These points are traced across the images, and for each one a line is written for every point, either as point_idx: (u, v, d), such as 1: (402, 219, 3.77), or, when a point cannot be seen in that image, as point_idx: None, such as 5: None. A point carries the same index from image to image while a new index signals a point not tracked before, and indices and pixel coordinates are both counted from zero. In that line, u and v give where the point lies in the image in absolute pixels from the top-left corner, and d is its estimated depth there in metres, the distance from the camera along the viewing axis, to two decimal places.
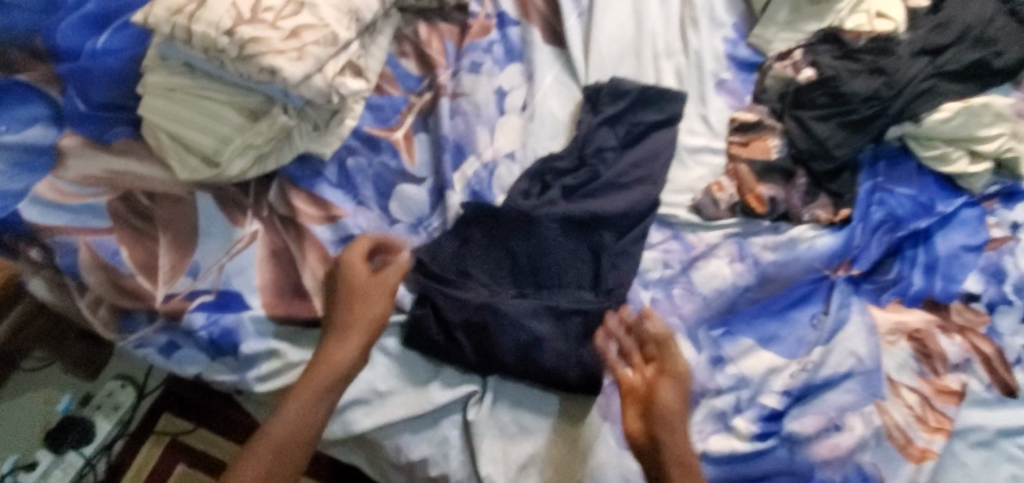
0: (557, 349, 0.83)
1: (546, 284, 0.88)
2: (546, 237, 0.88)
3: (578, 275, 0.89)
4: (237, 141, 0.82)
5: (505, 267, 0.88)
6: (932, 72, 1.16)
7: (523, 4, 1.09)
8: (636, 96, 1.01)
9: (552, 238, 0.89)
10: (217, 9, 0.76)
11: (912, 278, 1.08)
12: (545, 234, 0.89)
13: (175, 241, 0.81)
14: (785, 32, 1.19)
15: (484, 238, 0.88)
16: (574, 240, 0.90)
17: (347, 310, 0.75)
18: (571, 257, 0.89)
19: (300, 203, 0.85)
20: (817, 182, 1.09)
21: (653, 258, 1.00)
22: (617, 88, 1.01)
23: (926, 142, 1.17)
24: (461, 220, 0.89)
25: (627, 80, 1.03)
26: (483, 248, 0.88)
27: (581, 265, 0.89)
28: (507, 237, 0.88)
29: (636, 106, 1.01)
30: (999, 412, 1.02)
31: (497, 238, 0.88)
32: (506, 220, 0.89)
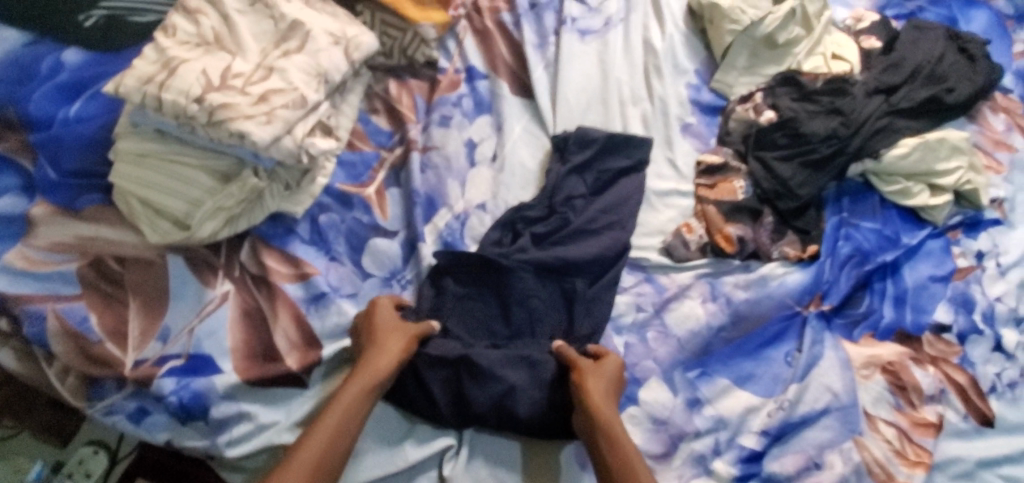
0: (533, 398, 0.83)
1: (521, 333, 0.89)
2: (520, 288, 0.89)
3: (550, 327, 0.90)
4: (207, 204, 0.82)
5: (479, 320, 0.89)
6: (888, 110, 1.21)
7: (490, 57, 1.11)
8: (603, 144, 1.03)
9: (523, 289, 0.89)
10: (187, 78, 0.78)
11: (882, 311, 1.10)
12: (517, 286, 0.89)
13: (145, 306, 0.81)
14: (745, 76, 1.23)
15: (460, 290, 0.89)
16: (548, 291, 0.91)
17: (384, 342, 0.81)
18: (543, 308, 0.90)
19: (272, 262, 0.86)
20: (783, 220, 1.12)
21: (624, 303, 1.00)
22: (585, 137, 1.04)
23: (886, 178, 1.20)
24: (439, 273, 0.90)
25: (593, 129, 1.05)
26: (457, 301, 0.89)
27: (553, 317, 0.91)
28: (482, 289, 0.90)
29: (603, 153, 1.04)
30: (976, 442, 1.03)
31: (470, 291, 0.90)
32: (480, 273, 0.90)
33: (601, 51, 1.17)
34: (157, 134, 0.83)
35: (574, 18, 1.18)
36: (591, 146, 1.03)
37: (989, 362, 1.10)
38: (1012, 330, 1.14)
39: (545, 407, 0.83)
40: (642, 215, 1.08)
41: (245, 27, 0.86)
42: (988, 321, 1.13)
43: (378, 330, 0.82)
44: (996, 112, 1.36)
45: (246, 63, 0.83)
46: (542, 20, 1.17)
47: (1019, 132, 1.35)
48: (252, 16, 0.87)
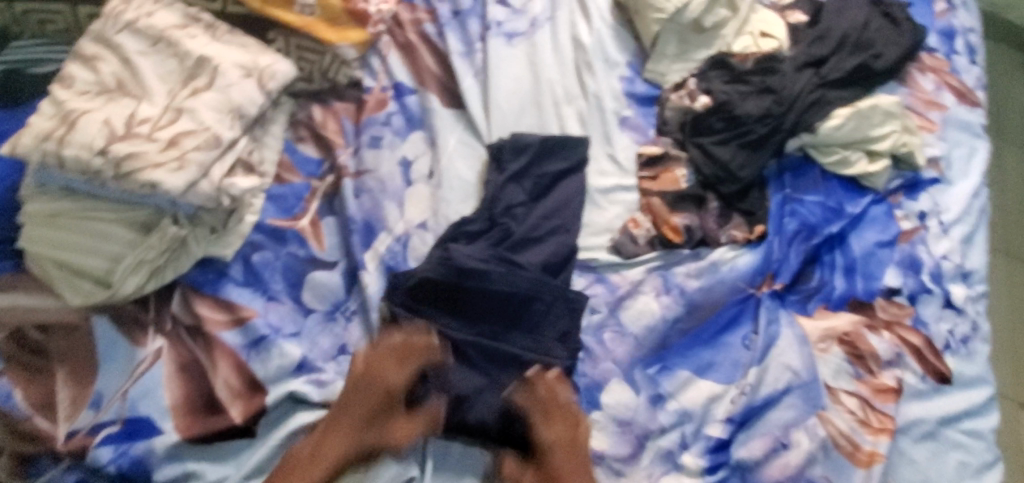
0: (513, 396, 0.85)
1: (518, 325, 0.89)
2: (499, 286, 0.89)
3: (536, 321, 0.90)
4: (127, 259, 0.79)
5: (463, 319, 0.88)
6: (819, 82, 1.22)
7: (417, 70, 1.09)
8: (537, 149, 1.02)
9: (498, 287, 0.89)
10: (88, 131, 0.74)
11: (833, 282, 1.11)
12: (495, 282, 0.89)
13: (73, 372, 0.77)
14: (677, 63, 1.22)
15: (438, 292, 0.88)
16: (528, 283, 0.90)
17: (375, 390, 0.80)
18: (520, 302, 0.90)
19: (206, 310, 0.83)
20: (728, 204, 1.13)
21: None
22: (520, 143, 1.02)
23: (824, 149, 1.21)
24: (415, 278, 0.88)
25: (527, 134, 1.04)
26: (440, 302, 0.88)
27: (537, 308, 0.90)
28: (462, 290, 0.88)
29: (539, 158, 1.02)
30: (935, 400, 1.05)
31: (450, 291, 0.88)
32: (457, 273, 0.88)
33: (530, 53, 1.16)
34: (66, 192, 0.80)
35: (499, 22, 1.16)
36: (527, 151, 1.02)
37: (941, 320, 1.13)
38: (959, 285, 1.17)
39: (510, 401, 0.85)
40: (587, 215, 1.07)
41: (150, 69, 0.83)
42: (936, 279, 1.15)
43: (371, 380, 0.80)
44: (925, 73, 1.38)
45: (153, 108, 0.80)
46: (466, 27, 1.14)
47: (947, 89, 1.38)
48: (156, 57, 0.84)
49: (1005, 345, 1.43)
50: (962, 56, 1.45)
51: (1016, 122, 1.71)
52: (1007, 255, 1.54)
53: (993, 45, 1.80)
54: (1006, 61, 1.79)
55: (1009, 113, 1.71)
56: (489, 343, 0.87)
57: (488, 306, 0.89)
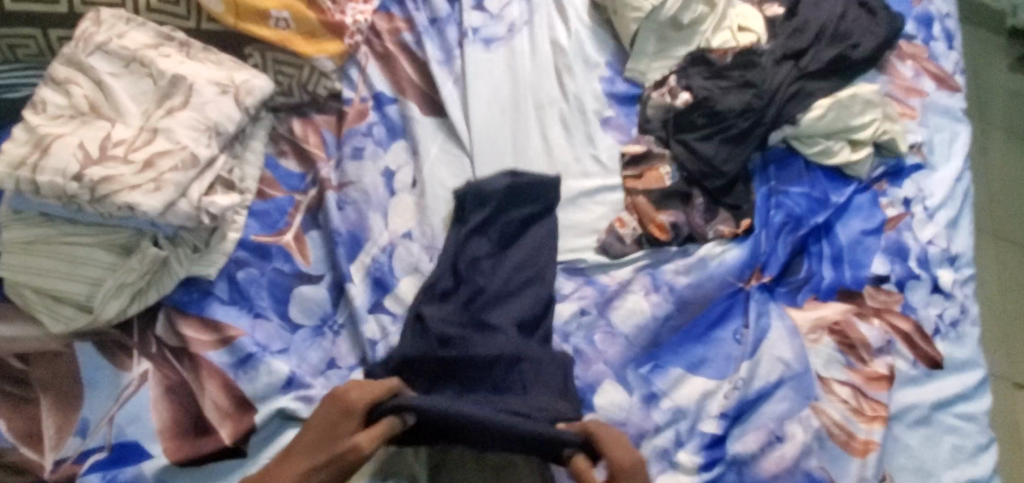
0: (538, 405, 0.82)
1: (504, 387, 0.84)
2: (478, 355, 0.84)
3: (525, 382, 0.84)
4: (108, 282, 0.78)
5: (451, 382, 0.84)
6: (798, 74, 1.22)
7: (396, 79, 1.08)
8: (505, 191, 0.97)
9: (473, 354, 0.84)
10: (62, 155, 0.74)
11: (822, 273, 1.11)
12: (471, 354, 0.84)
13: (58, 400, 0.76)
14: (657, 61, 1.22)
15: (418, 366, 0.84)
16: (505, 352, 0.85)
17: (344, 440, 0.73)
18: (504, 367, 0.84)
19: (191, 331, 0.82)
20: (714, 199, 1.12)
21: (565, 310, 0.99)
22: (483, 191, 0.97)
23: (807, 140, 1.21)
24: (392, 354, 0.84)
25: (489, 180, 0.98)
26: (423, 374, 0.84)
27: (521, 371, 0.85)
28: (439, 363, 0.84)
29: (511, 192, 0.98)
30: (927, 386, 1.06)
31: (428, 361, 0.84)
32: (430, 348, 0.84)
33: (509, 58, 1.16)
34: (43, 218, 0.79)
35: (476, 28, 1.16)
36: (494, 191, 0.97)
37: (929, 304, 1.13)
38: (946, 269, 1.17)
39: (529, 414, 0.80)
40: (573, 216, 1.07)
41: (123, 90, 0.82)
42: (923, 265, 1.16)
43: (331, 401, 0.75)
44: (903, 60, 1.39)
45: (129, 129, 0.79)
46: (444, 34, 1.14)
47: (926, 75, 1.39)
48: (131, 79, 0.83)
49: (996, 325, 1.44)
50: (939, 42, 1.46)
51: (996, 102, 1.72)
52: (994, 236, 1.55)
53: (968, 28, 1.82)
54: (983, 43, 1.81)
55: (988, 94, 1.73)
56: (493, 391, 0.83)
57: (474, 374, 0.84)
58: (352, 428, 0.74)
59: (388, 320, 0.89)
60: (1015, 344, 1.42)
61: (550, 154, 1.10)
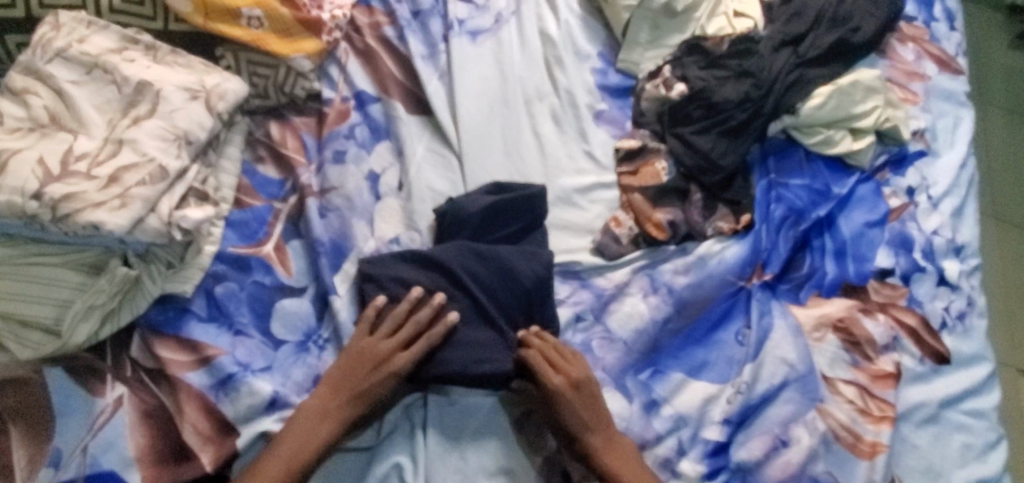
0: (512, 270, 0.87)
1: (500, 268, 0.87)
2: (477, 274, 0.86)
3: (507, 278, 0.86)
4: (77, 304, 0.75)
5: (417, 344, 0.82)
6: (797, 61, 1.17)
7: (379, 77, 1.03)
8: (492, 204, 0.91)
9: (456, 252, 0.86)
10: (19, 172, 0.69)
11: (825, 268, 1.08)
12: (464, 272, 0.86)
13: (28, 429, 0.72)
14: (650, 50, 1.17)
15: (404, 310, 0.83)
16: (498, 250, 0.87)
17: (364, 365, 0.79)
18: (488, 265, 0.87)
19: (167, 352, 0.78)
20: (712, 195, 1.08)
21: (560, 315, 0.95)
22: (459, 215, 0.91)
23: (808, 129, 1.17)
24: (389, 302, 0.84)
25: (471, 197, 0.92)
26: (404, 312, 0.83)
27: (503, 284, 0.86)
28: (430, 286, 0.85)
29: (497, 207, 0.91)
30: (934, 383, 1.03)
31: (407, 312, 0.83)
32: (421, 255, 0.86)
33: (496, 51, 1.11)
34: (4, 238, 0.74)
35: (461, 20, 1.11)
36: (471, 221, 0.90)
37: (935, 297, 1.10)
38: (952, 260, 1.14)
39: (517, 270, 0.87)
40: (567, 216, 1.02)
41: (85, 98, 0.78)
42: (928, 257, 1.12)
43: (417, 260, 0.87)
44: (905, 42, 1.34)
45: (92, 141, 0.75)
46: (428, 28, 1.09)
47: (928, 58, 1.34)
48: (93, 86, 0.79)
49: (1002, 312, 1.41)
50: (941, 23, 1.41)
51: (996, 83, 1.68)
52: (998, 221, 1.51)
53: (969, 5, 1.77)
54: (984, 21, 1.76)
55: (989, 73, 1.68)
56: (478, 251, 0.87)
57: (467, 283, 0.86)
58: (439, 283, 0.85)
59: None
60: (1021, 332, 1.39)
61: (542, 152, 1.05)
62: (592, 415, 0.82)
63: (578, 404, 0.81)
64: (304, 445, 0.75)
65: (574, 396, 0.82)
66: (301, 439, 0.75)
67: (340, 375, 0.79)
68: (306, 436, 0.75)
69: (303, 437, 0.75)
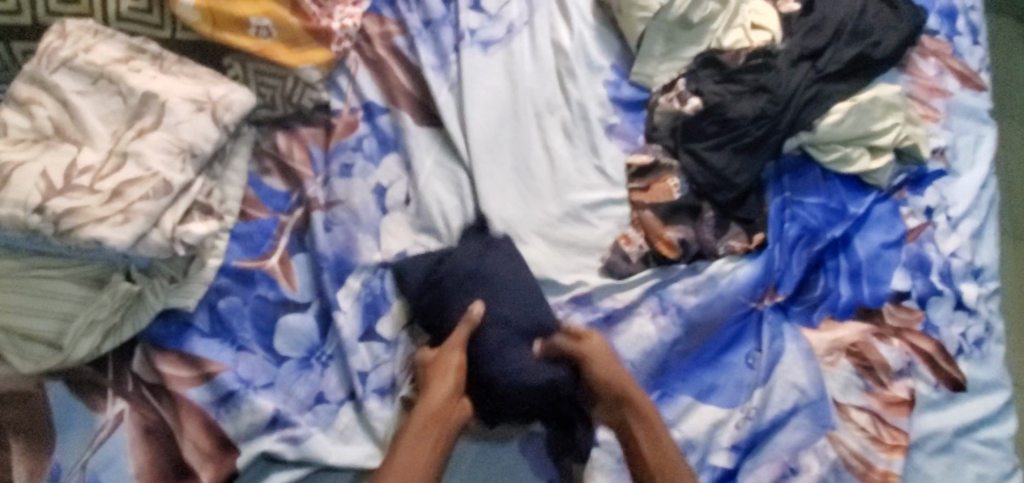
0: (500, 341, 0.85)
1: (489, 335, 0.85)
2: (499, 278, 0.88)
3: (489, 350, 0.85)
4: (80, 319, 0.74)
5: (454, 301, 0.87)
6: (816, 77, 1.15)
7: (388, 87, 1.02)
8: (494, 286, 0.87)
9: (471, 251, 0.90)
10: (22, 186, 0.69)
11: (839, 290, 1.05)
12: (493, 268, 0.88)
13: (29, 446, 0.71)
14: (665, 63, 1.15)
15: (445, 265, 0.88)
16: (514, 258, 0.90)
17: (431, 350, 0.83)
18: (517, 276, 0.88)
19: (169, 368, 0.77)
20: (725, 213, 1.06)
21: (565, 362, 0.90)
22: (457, 279, 0.87)
23: (824, 146, 1.14)
24: (439, 281, 0.87)
25: (466, 273, 0.88)
26: (435, 293, 0.87)
27: (533, 306, 0.87)
28: (450, 266, 0.88)
29: (501, 288, 0.87)
30: (949, 410, 1.01)
31: (442, 268, 0.88)
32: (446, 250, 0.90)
33: (508, 62, 1.09)
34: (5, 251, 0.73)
35: (473, 30, 1.09)
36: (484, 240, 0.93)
37: (952, 322, 1.07)
38: (970, 284, 1.11)
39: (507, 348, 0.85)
40: (577, 233, 1.00)
41: (90, 110, 0.77)
42: (946, 280, 1.10)
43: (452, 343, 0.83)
44: (926, 57, 1.31)
45: (97, 154, 0.74)
46: (439, 38, 1.08)
47: (949, 74, 1.31)
48: (98, 97, 0.78)
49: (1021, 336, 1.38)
50: (964, 37, 1.38)
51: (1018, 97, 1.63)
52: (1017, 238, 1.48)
53: (995, 16, 1.71)
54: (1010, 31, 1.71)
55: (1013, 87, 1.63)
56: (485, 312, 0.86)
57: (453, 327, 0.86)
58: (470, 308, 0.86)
59: (381, 348, 0.85)
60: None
61: (552, 165, 1.04)
62: (599, 360, 0.84)
63: (602, 360, 0.84)
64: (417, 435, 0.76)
65: (596, 361, 0.84)
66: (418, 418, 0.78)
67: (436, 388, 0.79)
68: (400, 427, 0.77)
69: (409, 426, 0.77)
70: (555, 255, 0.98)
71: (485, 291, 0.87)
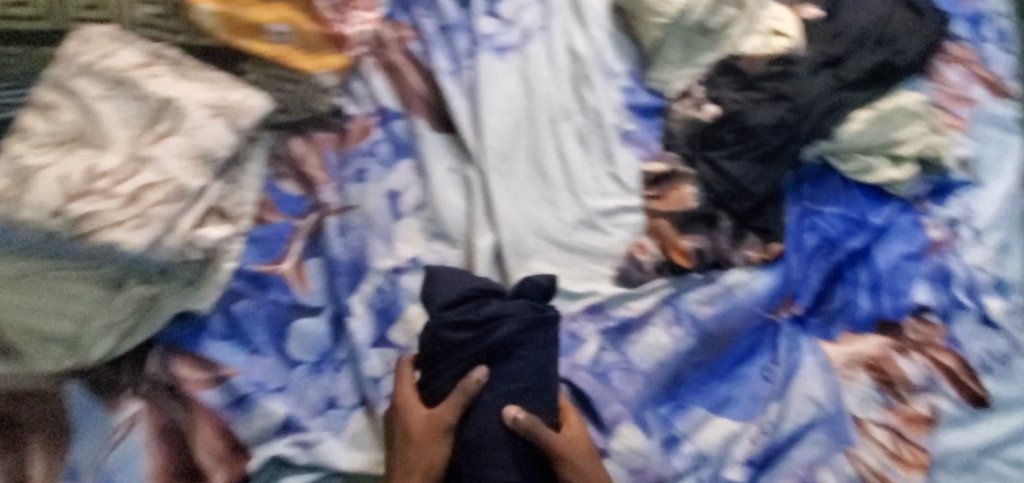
0: (494, 410, 0.73)
1: (488, 397, 0.74)
2: (524, 353, 0.74)
3: (478, 417, 0.73)
4: (94, 322, 0.76)
5: (472, 352, 0.74)
6: (837, 84, 1.12)
7: (403, 92, 1.01)
8: (520, 354, 0.74)
9: (503, 305, 0.74)
10: (43, 190, 0.70)
11: (859, 302, 1.03)
12: (522, 337, 0.74)
13: (48, 441, 0.75)
14: (682, 69, 1.14)
15: (470, 316, 0.74)
16: (547, 330, 0.75)
17: (415, 427, 0.74)
18: (530, 344, 0.75)
19: (184, 370, 0.78)
20: (742, 222, 1.04)
21: (580, 381, 0.89)
22: (481, 334, 0.74)
23: (845, 156, 1.13)
24: (464, 328, 0.74)
25: (493, 333, 0.74)
26: (456, 336, 0.74)
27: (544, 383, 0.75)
28: (471, 318, 0.74)
29: (526, 353, 0.75)
30: (974, 428, 0.98)
31: (461, 319, 0.74)
32: (478, 296, 0.76)
33: (523, 67, 1.08)
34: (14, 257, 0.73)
35: (489, 36, 1.08)
36: (528, 298, 0.77)
37: (976, 337, 1.05)
38: (995, 298, 1.08)
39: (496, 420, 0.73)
40: (591, 240, 0.99)
41: (110, 114, 0.78)
42: (970, 294, 1.07)
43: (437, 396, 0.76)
44: (952, 64, 1.28)
45: (115, 158, 0.75)
46: (454, 43, 1.07)
47: (976, 81, 1.28)
48: (117, 101, 0.79)
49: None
50: (993, 44, 1.34)
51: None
52: None
53: None
54: None
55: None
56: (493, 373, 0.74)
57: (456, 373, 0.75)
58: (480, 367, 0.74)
59: (393, 354, 0.85)
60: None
61: (567, 172, 1.03)
62: (582, 459, 0.75)
63: (583, 464, 0.75)
64: None
65: (576, 460, 0.75)
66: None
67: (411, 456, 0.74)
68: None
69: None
70: (569, 263, 0.97)
71: (505, 363, 0.74)
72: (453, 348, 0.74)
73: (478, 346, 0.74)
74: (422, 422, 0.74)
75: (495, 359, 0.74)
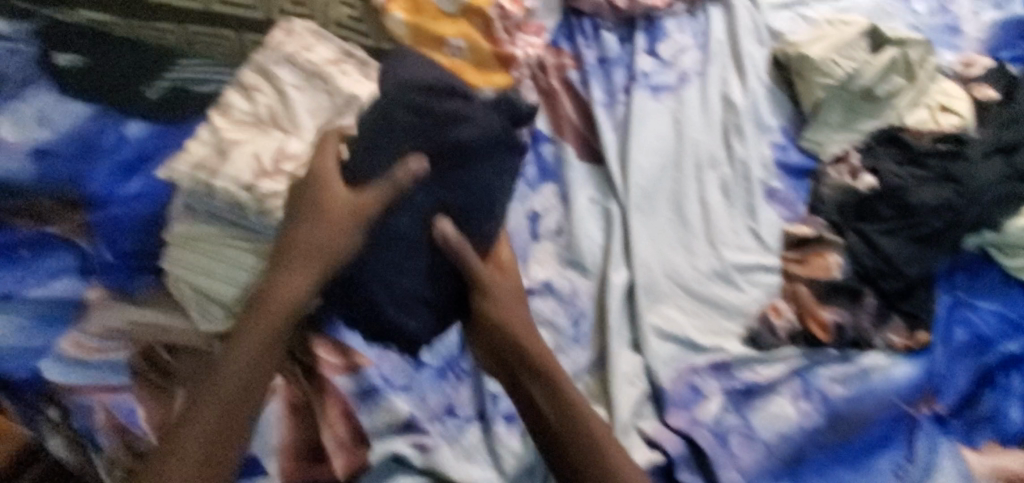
0: (410, 219, 0.73)
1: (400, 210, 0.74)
2: (472, 167, 0.74)
3: (399, 231, 0.74)
4: (252, 295, 0.78)
5: (415, 129, 0.73)
6: (1010, 174, 1.05)
7: (557, 118, 1.04)
8: (478, 151, 0.74)
9: (459, 107, 0.74)
10: (239, 164, 0.76)
11: (1009, 413, 0.93)
12: (480, 145, 0.74)
13: (196, 397, 0.75)
14: (839, 133, 1.10)
15: (435, 105, 0.73)
16: (505, 153, 0.76)
17: (336, 211, 0.71)
18: (494, 144, 0.75)
19: (323, 352, 0.81)
20: (888, 303, 0.98)
21: (700, 438, 0.83)
22: (432, 127, 0.73)
23: (1009, 250, 1.05)
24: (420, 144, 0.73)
25: (455, 130, 0.73)
26: (401, 115, 0.73)
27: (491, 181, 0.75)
28: (431, 113, 0.73)
29: (478, 144, 0.74)
30: None
31: (432, 101, 0.73)
32: (449, 90, 0.74)
33: (676, 110, 1.08)
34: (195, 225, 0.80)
35: (646, 73, 1.09)
36: (501, 119, 0.77)
37: None
38: None
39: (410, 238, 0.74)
40: (724, 295, 0.96)
41: (301, 103, 0.84)
42: None
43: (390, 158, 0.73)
44: None
45: (302, 144, 0.80)
46: (611, 77, 1.08)
47: None
48: (309, 92, 0.85)
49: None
50: None
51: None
52: None
53: None
54: None
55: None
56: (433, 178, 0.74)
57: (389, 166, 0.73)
58: (415, 154, 0.72)
59: None
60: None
61: (707, 221, 1.01)
62: (507, 298, 0.76)
63: (519, 309, 0.77)
64: (280, 291, 0.71)
65: (501, 283, 0.77)
66: (251, 332, 0.70)
67: (309, 236, 0.72)
68: (277, 276, 0.72)
69: (279, 283, 0.72)
70: (698, 313, 0.94)
71: (426, 139, 0.73)
72: (390, 116, 0.73)
73: (427, 128, 0.73)
74: (352, 204, 0.71)
75: (442, 138, 0.73)
